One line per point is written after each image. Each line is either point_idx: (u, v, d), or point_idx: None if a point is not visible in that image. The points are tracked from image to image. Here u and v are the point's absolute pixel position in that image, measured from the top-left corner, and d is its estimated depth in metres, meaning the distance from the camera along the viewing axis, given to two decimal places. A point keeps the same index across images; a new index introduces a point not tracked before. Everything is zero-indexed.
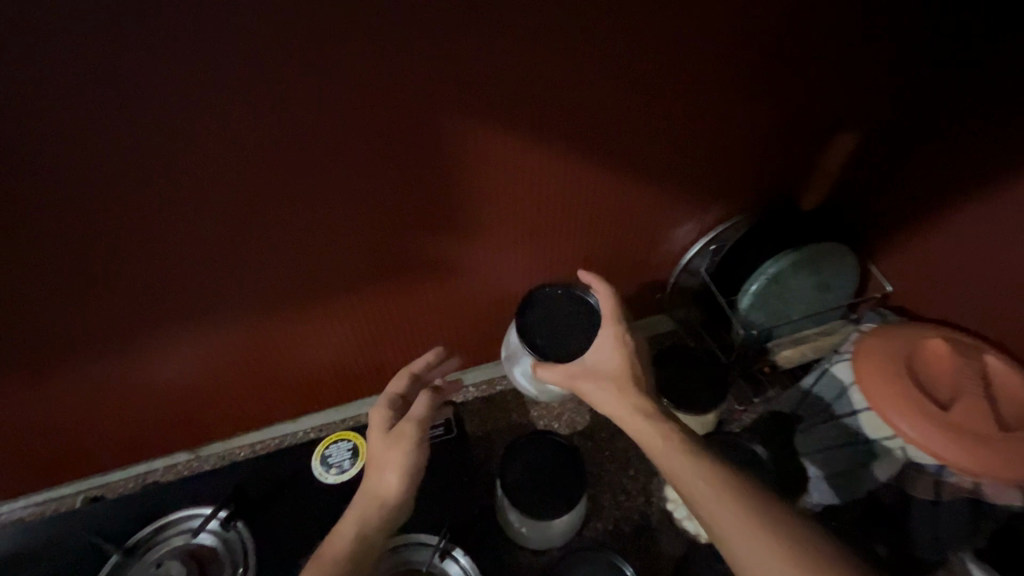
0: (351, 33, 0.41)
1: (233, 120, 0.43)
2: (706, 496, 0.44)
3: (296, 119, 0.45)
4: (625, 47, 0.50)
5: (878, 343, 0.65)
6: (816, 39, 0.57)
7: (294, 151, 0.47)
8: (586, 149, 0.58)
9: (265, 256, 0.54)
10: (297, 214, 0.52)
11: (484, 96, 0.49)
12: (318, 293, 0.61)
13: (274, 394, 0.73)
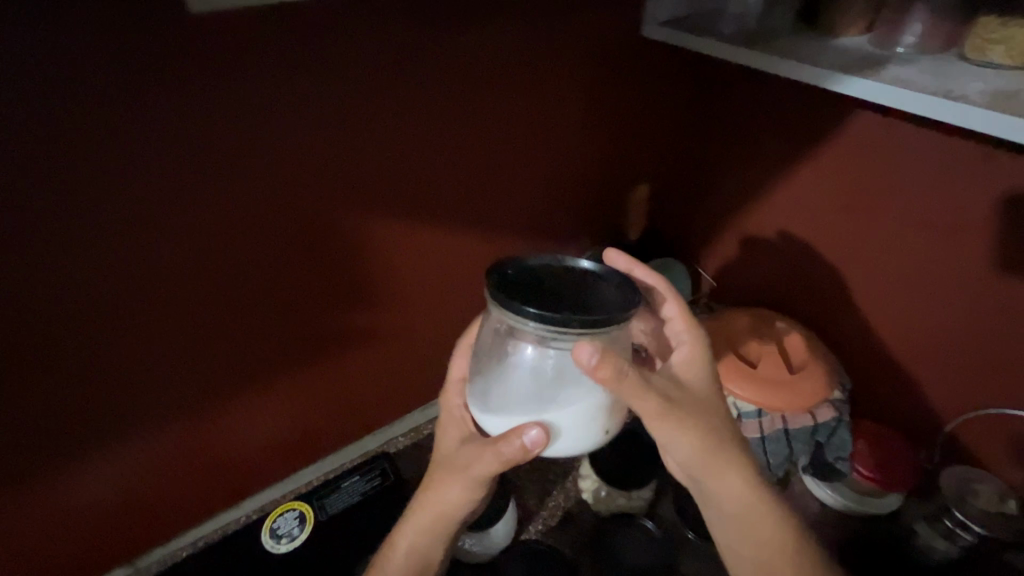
0: (270, 160, 0.53)
1: (171, 235, 0.51)
2: (759, 544, 0.53)
3: (228, 228, 0.54)
4: (479, 140, 0.67)
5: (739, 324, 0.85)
6: (623, 108, 0.78)
7: (225, 254, 0.56)
8: (464, 220, 0.72)
9: (205, 347, 0.60)
10: (233, 306, 0.60)
11: (377, 189, 0.62)
12: (256, 374, 0.67)
13: (216, 492, 0.73)
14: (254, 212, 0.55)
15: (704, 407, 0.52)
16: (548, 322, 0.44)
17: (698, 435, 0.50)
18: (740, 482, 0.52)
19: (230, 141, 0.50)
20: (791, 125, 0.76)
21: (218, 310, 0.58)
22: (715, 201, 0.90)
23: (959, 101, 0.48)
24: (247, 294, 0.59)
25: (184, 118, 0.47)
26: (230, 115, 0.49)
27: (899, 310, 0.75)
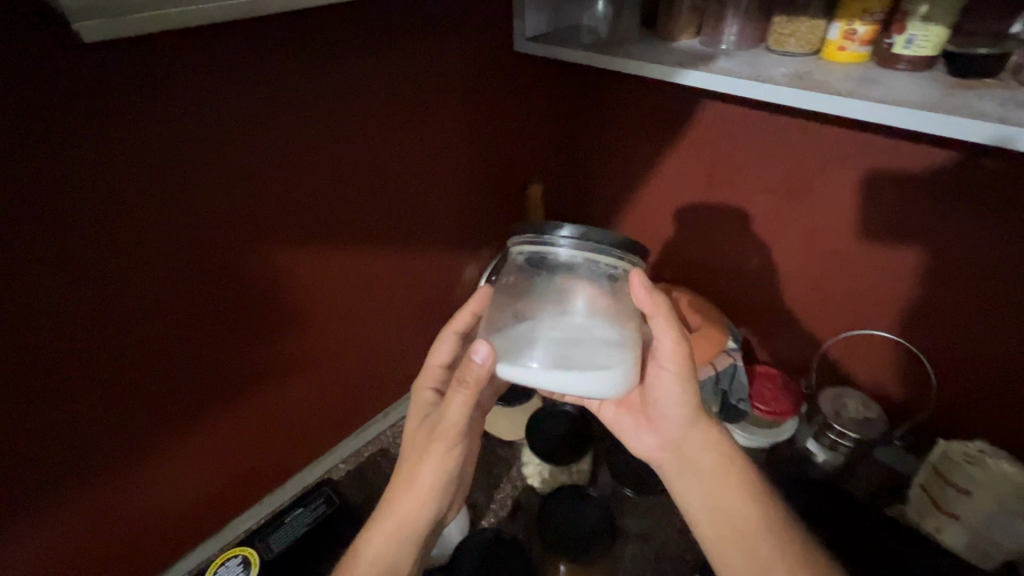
0: (165, 196, 0.52)
1: (62, 287, 0.49)
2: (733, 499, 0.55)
3: (126, 273, 0.52)
4: (379, 158, 0.70)
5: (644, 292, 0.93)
6: (511, 117, 0.84)
7: (124, 300, 0.53)
8: (373, 236, 0.74)
9: (114, 402, 0.57)
10: (140, 354, 0.57)
11: (280, 216, 0.63)
12: (174, 423, 0.64)
13: (143, 552, 0.69)
14: (152, 249, 0.53)
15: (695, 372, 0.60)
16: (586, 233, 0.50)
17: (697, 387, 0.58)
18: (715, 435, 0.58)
19: (113, 179, 0.48)
20: (654, 118, 0.86)
21: (123, 356, 0.56)
22: (604, 194, 1.00)
23: (768, 83, 0.59)
24: (154, 334, 0.57)
25: (58, 160, 0.45)
26: (116, 155, 0.48)
27: (764, 266, 0.87)
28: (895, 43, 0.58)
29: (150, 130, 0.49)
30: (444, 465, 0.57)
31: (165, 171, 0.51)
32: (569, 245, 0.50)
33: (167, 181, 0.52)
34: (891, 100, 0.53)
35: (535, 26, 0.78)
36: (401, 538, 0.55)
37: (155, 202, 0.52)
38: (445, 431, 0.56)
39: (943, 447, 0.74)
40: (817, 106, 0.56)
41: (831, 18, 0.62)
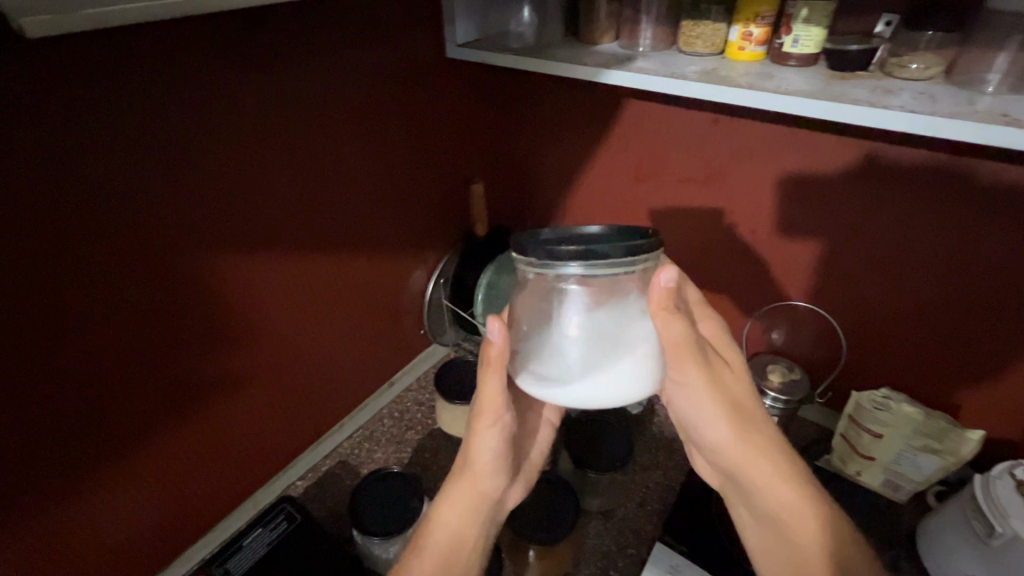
0: (98, 209, 0.50)
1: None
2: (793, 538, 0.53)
3: (57, 291, 0.50)
4: (320, 163, 0.70)
5: None
6: (448, 121, 0.87)
7: (56, 320, 0.51)
8: (317, 242, 0.74)
9: (48, 426, 0.54)
10: (76, 376, 0.54)
11: (222, 226, 0.61)
12: (116, 447, 0.61)
13: None
14: (85, 263, 0.51)
15: (721, 366, 0.56)
16: (594, 255, 0.45)
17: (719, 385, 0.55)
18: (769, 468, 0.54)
19: (37, 190, 0.46)
20: (584, 118, 0.92)
21: (58, 376, 0.53)
22: (541, 193, 1.05)
23: (681, 79, 0.66)
24: (89, 354, 0.54)
25: None
26: (43, 167, 0.46)
27: (692, 249, 0.94)
28: (784, 43, 0.66)
29: (77, 140, 0.47)
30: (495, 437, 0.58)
31: (96, 181, 0.49)
32: (576, 268, 0.46)
33: (98, 191, 0.50)
34: (783, 90, 0.60)
35: (466, 33, 0.81)
36: (470, 511, 0.58)
37: (86, 213, 0.50)
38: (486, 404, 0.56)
39: (855, 399, 0.83)
40: (724, 98, 0.63)
41: (730, 22, 0.70)
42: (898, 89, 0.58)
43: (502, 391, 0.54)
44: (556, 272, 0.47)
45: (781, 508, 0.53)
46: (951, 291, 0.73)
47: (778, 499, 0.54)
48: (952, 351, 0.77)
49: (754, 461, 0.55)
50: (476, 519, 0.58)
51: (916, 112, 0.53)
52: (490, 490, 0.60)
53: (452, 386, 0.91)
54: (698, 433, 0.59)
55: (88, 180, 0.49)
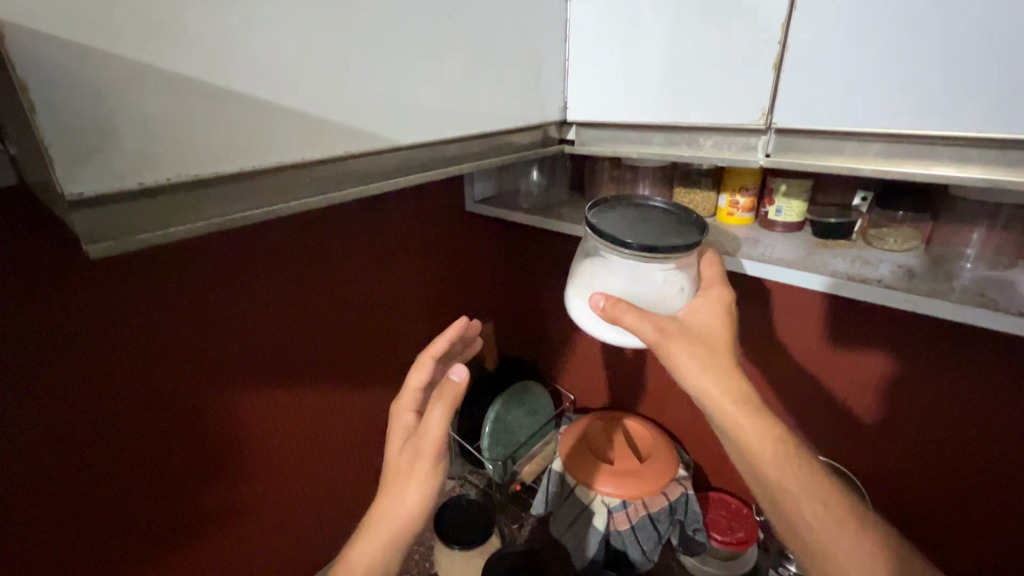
0: (141, 351, 0.59)
1: (32, 435, 0.54)
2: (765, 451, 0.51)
3: (92, 419, 0.58)
4: (339, 305, 0.77)
5: (597, 423, 1.01)
6: (465, 263, 0.94)
7: (84, 445, 0.58)
8: (327, 378, 0.80)
9: (53, 544, 0.59)
10: (91, 497, 0.60)
11: (244, 363, 0.69)
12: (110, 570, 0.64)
13: None
14: (111, 394, 0.58)
15: (721, 342, 0.53)
16: (654, 244, 0.52)
17: (715, 362, 0.52)
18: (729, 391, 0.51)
19: (68, 337, 0.54)
20: None
21: (47, 500, 0.57)
22: (554, 328, 1.09)
23: None
24: (107, 477, 0.60)
25: (54, 327, 0.53)
26: (103, 319, 0.56)
27: None
28: (769, 211, 0.72)
29: (111, 296, 0.55)
30: (421, 487, 0.55)
31: (122, 329, 0.57)
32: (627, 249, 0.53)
33: (124, 337, 0.57)
34: (767, 257, 0.64)
35: (484, 191, 0.91)
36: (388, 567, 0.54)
37: (108, 354, 0.57)
38: (426, 447, 0.56)
39: None
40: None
41: (719, 190, 0.77)
42: (877, 262, 0.61)
43: (443, 428, 0.56)
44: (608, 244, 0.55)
45: (780, 490, 0.51)
46: (972, 462, 0.68)
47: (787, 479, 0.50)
48: (986, 531, 0.70)
49: (753, 439, 0.51)
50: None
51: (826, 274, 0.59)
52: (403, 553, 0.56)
53: (451, 526, 0.89)
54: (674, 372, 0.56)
55: (115, 329, 0.57)
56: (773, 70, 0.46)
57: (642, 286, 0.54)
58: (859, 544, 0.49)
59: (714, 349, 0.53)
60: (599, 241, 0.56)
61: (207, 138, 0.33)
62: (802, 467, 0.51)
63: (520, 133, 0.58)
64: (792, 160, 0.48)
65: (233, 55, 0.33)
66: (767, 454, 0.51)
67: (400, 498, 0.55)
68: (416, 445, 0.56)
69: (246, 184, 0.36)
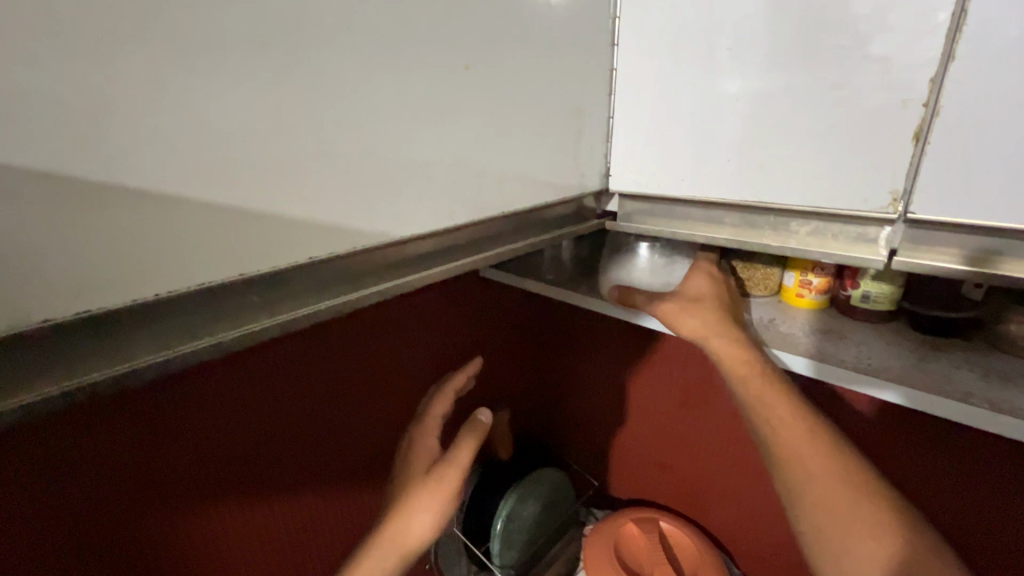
0: (77, 477, 0.45)
1: None
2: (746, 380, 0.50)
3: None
4: (330, 397, 0.64)
5: (631, 526, 0.85)
6: (480, 335, 0.81)
7: None
8: (312, 486, 0.65)
9: None
10: None
11: (209, 480, 0.55)
12: None
13: None
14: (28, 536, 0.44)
15: (712, 297, 0.56)
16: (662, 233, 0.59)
17: (709, 314, 0.54)
18: (712, 329, 0.53)
19: None
20: (623, 336, 0.85)
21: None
22: (579, 405, 0.95)
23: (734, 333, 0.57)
24: None
25: None
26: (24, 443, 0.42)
27: (755, 499, 0.78)
28: (852, 296, 0.58)
29: (9, 440, 0.41)
30: (432, 511, 0.53)
31: (24, 480, 0.43)
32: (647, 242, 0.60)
33: (33, 473, 0.43)
34: (863, 362, 0.50)
35: None
36: None
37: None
38: (451, 474, 0.55)
39: None
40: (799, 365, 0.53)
41: (785, 265, 0.64)
42: (1018, 376, 0.47)
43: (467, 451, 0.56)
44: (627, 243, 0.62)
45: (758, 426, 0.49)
46: None
47: (810, 459, 0.45)
48: None
49: (775, 421, 0.48)
50: None
51: (810, 356, 0.52)
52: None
53: None
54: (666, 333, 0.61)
55: (14, 482, 0.42)
56: (912, 141, 0.33)
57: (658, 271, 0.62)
58: (836, 485, 0.44)
59: (709, 304, 0.55)
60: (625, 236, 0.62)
61: (57, 265, 0.21)
62: (791, 410, 0.48)
63: (551, 207, 0.46)
64: (934, 262, 0.35)
65: (118, 137, 0.21)
66: (788, 436, 0.47)
67: (412, 519, 0.53)
68: (438, 470, 0.55)
69: (131, 324, 0.24)
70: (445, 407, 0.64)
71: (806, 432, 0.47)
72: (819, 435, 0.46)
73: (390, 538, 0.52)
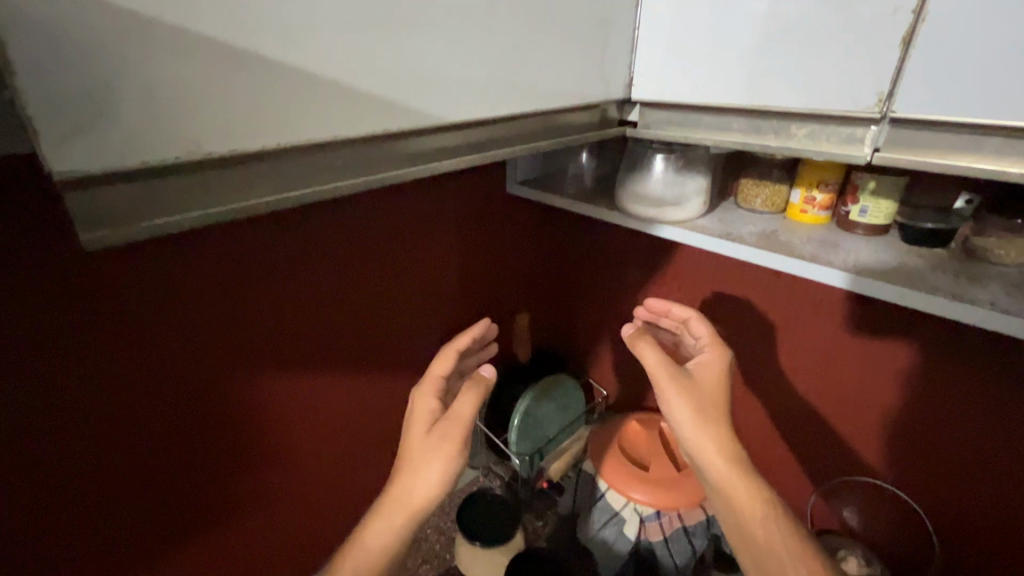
0: (173, 332, 0.56)
1: (58, 419, 0.51)
2: (727, 465, 0.62)
3: (116, 400, 0.54)
4: (372, 292, 0.73)
5: (633, 425, 0.95)
6: (505, 247, 0.89)
7: (110, 427, 0.55)
8: (357, 367, 0.76)
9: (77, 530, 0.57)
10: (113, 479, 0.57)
11: (269, 350, 0.65)
12: (136, 552, 0.63)
13: None
14: (136, 374, 0.55)
15: (712, 392, 0.65)
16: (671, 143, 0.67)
17: (707, 409, 0.63)
18: (711, 428, 0.62)
19: (78, 322, 0.49)
20: (638, 254, 0.91)
21: (51, 505, 0.54)
22: (592, 319, 1.03)
23: (737, 241, 0.63)
24: (133, 459, 0.58)
25: (82, 306, 0.49)
26: (131, 301, 0.52)
27: (746, 403, 0.87)
28: (851, 211, 0.63)
29: (126, 294, 0.51)
30: (438, 466, 0.59)
31: (136, 327, 0.53)
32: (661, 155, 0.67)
33: (139, 324, 0.53)
34: (850, 266, 0.56)
35: (527, 172, 0.84)
36: (394, 535, 0.59)
37: (103, 352, 0.52)
38: (454, 429, 0.61)
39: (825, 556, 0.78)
40: (828, 280, 0.56)
41: (792, 184, 0.69)
42: (988, 280, 0.53)
43: (469, 408, 0.62)
44: (644, 159, 0.69)
45: (737, 501, 0.61)
46: None
47: (770, 533, 0.59)
48: None
49: (744, 496, 0.60)
50: (390, 551, 0.59)
51: (844, 270, 0.55)
52: (405, 529, 0.60)
53: (475, 519, 0.86)
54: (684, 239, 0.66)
55: (128, 326, 0.53)
56: (900, 45, 0.37)
57: (670, 182, 0.68)
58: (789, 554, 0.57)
59: (708, 395, 0.64)
60: (641, 150, 0.69)
61: (209, 113, 0.27)
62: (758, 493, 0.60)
63: (564, 114, 0.50)
64: (910, 157, 0.39)
65: (253, 14, 0.27)
66: (754, 507, 0.60)
67: (420, 476, 0.59)
68: (441, 427, 0.61)
69: (249, 173, 0.31)
70: (445, 366, 0.72)
71: (764, 501, 0.60)
72: (773, 503, 0.60)
73: (399, 489, 0.60)
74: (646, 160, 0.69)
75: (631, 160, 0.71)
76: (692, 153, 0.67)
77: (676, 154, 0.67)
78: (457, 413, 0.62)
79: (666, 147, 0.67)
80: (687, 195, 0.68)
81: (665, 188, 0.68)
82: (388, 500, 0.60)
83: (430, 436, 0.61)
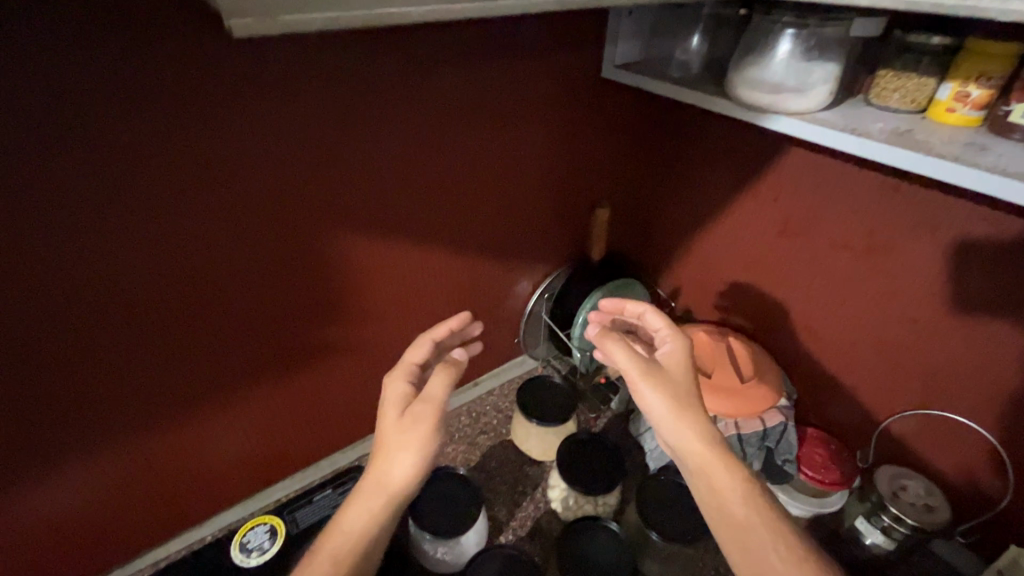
0: (279, 180, 0.59)
1: (185, 247, 0.56)
2: (703, 464, 0.56)
3: (231, 238, 0.59)
4: (457, 167, 0.73)
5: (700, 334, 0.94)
6: (592, 138, 0.85)
7: (225, 263, 0.60)
8: (437, 243, 0.79)
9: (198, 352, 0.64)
10: (228, 312, 0.64)
11: (361, 213, 0.68)
12: (243, 381, 0.72)
13: (207, 487, 0.78)
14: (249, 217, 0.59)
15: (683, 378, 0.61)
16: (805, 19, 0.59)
17: (679, 397, 0.59)
18: (683, 421, 0.57)
19: (202, 156, 0.53)
20: (735, 157, 0.84)
21: (160, 336, 0.60)
22: (671, 227, 1.00)
23: (866, 136, 0.56)
24: (243, 296, 0.64)
25: (205, 141, 0.52)
26: (245, 142, 0.55)
27: (827, 324, 0.83)
28: (1012, 111, 0.54)
29: (240, 136, 0.54)
30: (414, 449, 0.55)
31: (249, 170, 0.56)
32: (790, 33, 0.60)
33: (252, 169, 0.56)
34: (1005, 170, 0.49)
35: (627, 54, 0.78)
36: (369, 531, 0.53)
37: (223, 196, 0.56)
38: (426, 412, 0.57)
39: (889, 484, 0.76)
40: (1000, 191, 0.48)
41: (942, 77, 0.59)
42: None
43: (443, 387, 0.59)
44: (769, 38, 0.62)
45: (721, 501, 0.54)
46: None
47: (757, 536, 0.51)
48: None
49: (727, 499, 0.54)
50: (366, 544, 0.53)
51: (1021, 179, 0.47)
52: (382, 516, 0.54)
53: (534, 400, 0.91)
54: (801, 131, 0.60)
55: (243, 169, 0.56)
56: None
57: (796, 65, 0.61)
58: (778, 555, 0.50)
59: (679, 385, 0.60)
60: (766, 26, 0.62)
61: None
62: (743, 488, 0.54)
63: None
64: None
65: None
66: (736, 508, 0.53)
67: (396, 460, 0.55)
68: (414, 409, 0.57)
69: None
70: (420, 353, 0.67)
71: (748, 498, 0.54)
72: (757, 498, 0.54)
73: (373, 479, 0.55)
74: (770, 40, 0.62)
75: (753, 41, 0.64)
76: (828, 32, 0.60)
77: (809, 32, 0.60)
78: (431, 396, 0.58)
79: (798, 23, 0.60)
80: (813, 82, 0.60)
81: (789, 72, 0.61)
82: (362, 492, 0.55)
83: (401, 423, 0.57)
